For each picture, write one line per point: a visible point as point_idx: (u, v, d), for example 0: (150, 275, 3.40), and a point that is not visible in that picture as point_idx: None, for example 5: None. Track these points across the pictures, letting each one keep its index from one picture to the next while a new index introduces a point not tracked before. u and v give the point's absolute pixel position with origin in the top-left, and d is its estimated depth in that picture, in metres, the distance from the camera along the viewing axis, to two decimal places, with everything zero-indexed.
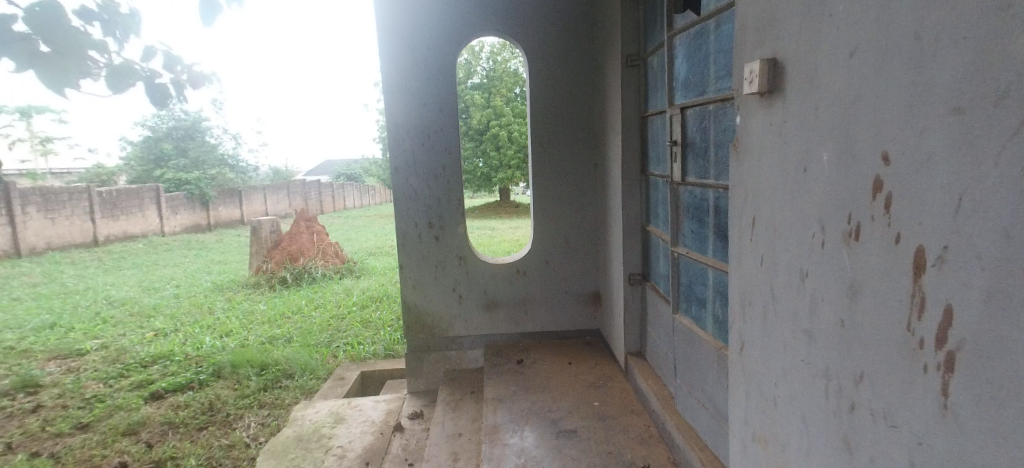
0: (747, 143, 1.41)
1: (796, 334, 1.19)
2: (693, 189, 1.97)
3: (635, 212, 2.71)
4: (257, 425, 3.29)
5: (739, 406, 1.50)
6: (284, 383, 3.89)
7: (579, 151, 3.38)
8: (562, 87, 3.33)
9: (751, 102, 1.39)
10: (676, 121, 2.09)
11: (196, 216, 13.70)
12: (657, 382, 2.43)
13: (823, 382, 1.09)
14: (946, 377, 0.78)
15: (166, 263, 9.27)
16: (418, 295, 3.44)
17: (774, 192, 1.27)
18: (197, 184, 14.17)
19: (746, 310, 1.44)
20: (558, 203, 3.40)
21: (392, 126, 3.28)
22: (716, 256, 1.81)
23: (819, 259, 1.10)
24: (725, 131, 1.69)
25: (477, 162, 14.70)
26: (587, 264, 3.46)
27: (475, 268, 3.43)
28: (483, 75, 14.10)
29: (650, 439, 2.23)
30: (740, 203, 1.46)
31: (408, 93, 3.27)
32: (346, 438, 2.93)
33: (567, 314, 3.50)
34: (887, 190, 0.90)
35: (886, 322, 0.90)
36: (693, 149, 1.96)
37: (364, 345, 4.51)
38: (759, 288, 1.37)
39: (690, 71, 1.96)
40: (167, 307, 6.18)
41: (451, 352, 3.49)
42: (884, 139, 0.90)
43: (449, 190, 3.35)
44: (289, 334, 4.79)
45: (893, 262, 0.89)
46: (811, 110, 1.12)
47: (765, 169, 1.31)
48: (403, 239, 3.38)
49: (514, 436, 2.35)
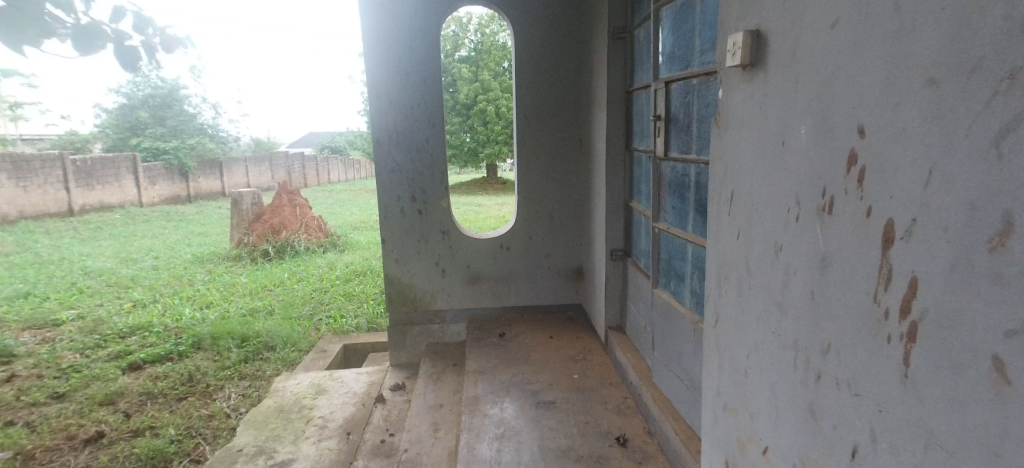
0: (728, 118, 1.41)
1: (769, 307, 1.21)
2: (676, 164, 1.97)
3: (619, 188, 2.71)
4: (237, 396, 3.28)
5: (712, 378, 1.53)
6: (265, 355, 3.86)
7: (565, 126, 3.35)
8: (549, 61, 3.28)
9: (733, 76, 1.38)
10: (661, 95, 2.08)
11: (176, 187, 13.33)
12: (636, 356, 2.47)
13: (792, 353, 1.12)
14: (907, 347, 0.80)
15: (144, 235, 9.08)
16: (401, 269, 3.42)
17: (751, 165, 1.28)
18: (175, 154, 13.81)
19: (721, 285, 1.46)
20: (541, 177, 3.39)
21: (374, 96, 3.22)
22: (695, 232, 1.82)
23: (794, 234, 1.11)
24: (708, 105, 1.69)
25: (464, 137, 14.51)
26: (571, 238, 3.47)
27: (458, 243, 3.41)
28: (471, 48, 13.88)
29: (627, 409, 2.28)
30: (719, 178, 1.46)
31: (390, 63, 3.19)
32: (327, 408, 2.91)
33: (549, 289, 3.51)
34: (861, 163, 0.90)
35: (854, 293, 0.92)
36: (676, 124, 1.95)
37: (347, 318, 4.45)
38: (734, 262, 1.38)
39: (675, 43, 1.94)
40: (144, 279, 6.08)
41: (434, 326, 3.49)
42: (859, 112, 0.91)
43: (433, 163, 3.31)
44: (270, 306, 4.73)
45: (863, 236, 0.90)
46: (791, 84, 1.12)
47: (745, 143, 1.31)
48: (386, 213, 3.35)
49: (494, 407, 2.37)
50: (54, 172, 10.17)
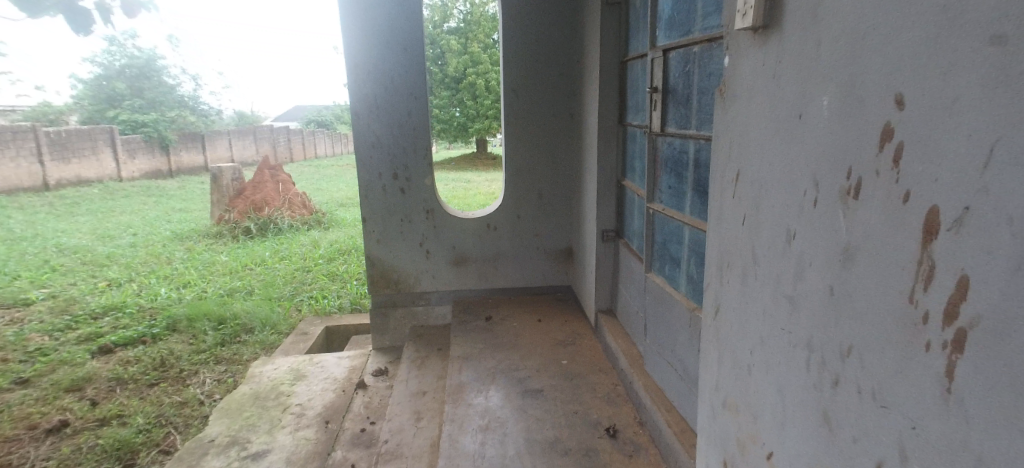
0: (735, 89, 1.26)
1: (778, 300, 1.09)
2: (673, 140, 1.83)
3: (611, 166, 2.57)
4: (212, 382, 3.15)
5: (710, 372, 1.42)
6: (243, 338, 3.71)
7: (555, 100, 3.18)
8: (539, 30, 3.09)
9: (741, 40, 1.23)
10: (658, 65, 1.92)
11: (156, 161, 12.92)
12: (628, 341, 2.37)
13: (804, 353, 1.00)
14: (952, 358, 0.68)
15: (122, 211, 8.79)
16: (383, 250, 3.27)
17: (760, 142, 1.15)
18: (154, 127, 13.37)
19: (723, 273, 1.34)
20: (530, 154, 3.23)
21: (352, 66, 3.01)
22: (693, 214, 1.69)
23: (809, 220, 0.99)
24: (711, 75, 1.54)
25: (453, 112, 14.14)
26: (561, 218, 3.33)
27: (443, 222, 3.26)
28: (460, 19, 13.51)
29: (618, 398, 2.19)
30: (723, 156, 1.33)
31: (370, 30, 2.98)
32: (305, 395, 2.79)
33: (538, 270, 3.39)
34: (898, 140, 0.77)
35: (885, 291, 0.79)
36: (674, 96, 1.81)
37: (329, 298, 4.29)
38: (738, 249, 1.26)
39: (675, 7, 1.78)
40: (120, 257, 5.88)
41: (418, 308, 3.36)
42: (897, 79, 0.77)
43: (416, 138, 3.12)
44: (250, 286, 4.56)
45: (896, 226, 0.77)
46: (811, 48, 0.97)
47: (754, 117, 1.17)
48: (367, 191, 3.17)
49: (479, 396, 2.27)
50: (26, 145, 9.78)
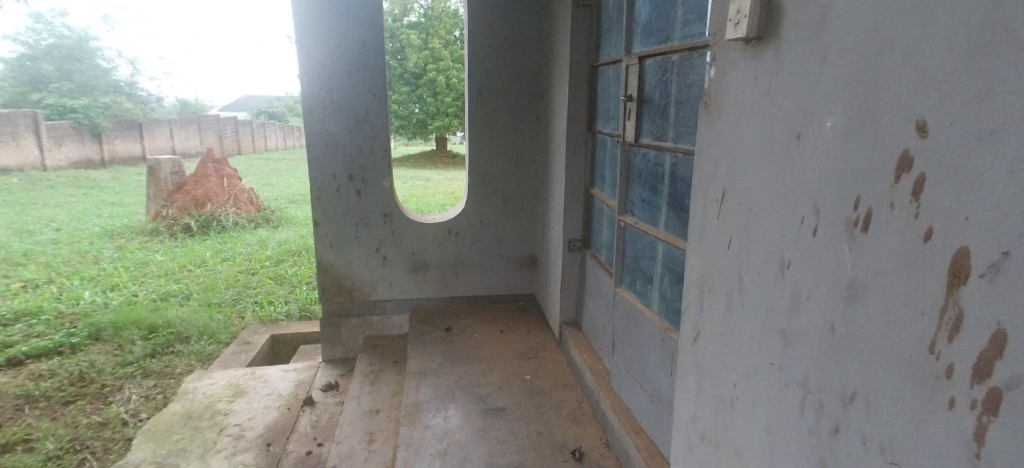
0: (723, 103, 1.19)
1: (769, 332, 1.01)
2: (647, 151, 1.76)
3: (579, 173, 2.48)
4: (138, 398, 2.87)
5: (688, 400, 1.35)
6: (177, 348, 3.41)
7: (521, 102, 3.06)
8: (506, 29, 2.97)
9: (733, 51, 1.15)
10: (633, 72, 1.84)
11: (86, 149, 11.98)
12: (593, 356, 2.28)
13: (799, 393, 0.93)
14: (984, 420, 0.60)
15: (46, 204, 8.06)
16: (336, 255, 3.07)
17: (751, 161, 1.07)
18: (85, 112, 12.39)
19: (705, 297, 1.26)
20: (494, 157, 3.11)
21: (305, 58, 2.80)
22: (669, 230, 1.62)
23: (807, 249, 0.91)
24: (691, 86, 1.47)
25: (412, 108, 13.77)
26: (525, 224, 3.22)
27: (402, 227, 3.09)
28: (421, 14, 13.24)
29: (583, 416, 2.10)
30: (708, 173, 1.25)
31: (325, 21, 2.78)
32: (245, 414, 2.57)
33: (501, 277, 3.27)
34: (918, 170, 0.69)
35: (899, 336, 0.72)
36: (650, 106, 1.73)
37: (276, 304, 4.02)
38: (723, 274, 1.18)
39: (653, 13, 1.70)
40: (40, 255, 5.36)
41: (373, 318, 3.17)
42: (920, 104, 0.69)
43: (373, 138, 2.94)
44: (187, 290, 4.23)
45: (914, 266, 0.70)
46: (815, 63, 0.90)
47: (745, 134, 1.10)
48: (319, 192, 2.96)
49: (437, 416, 2.13)
50: None
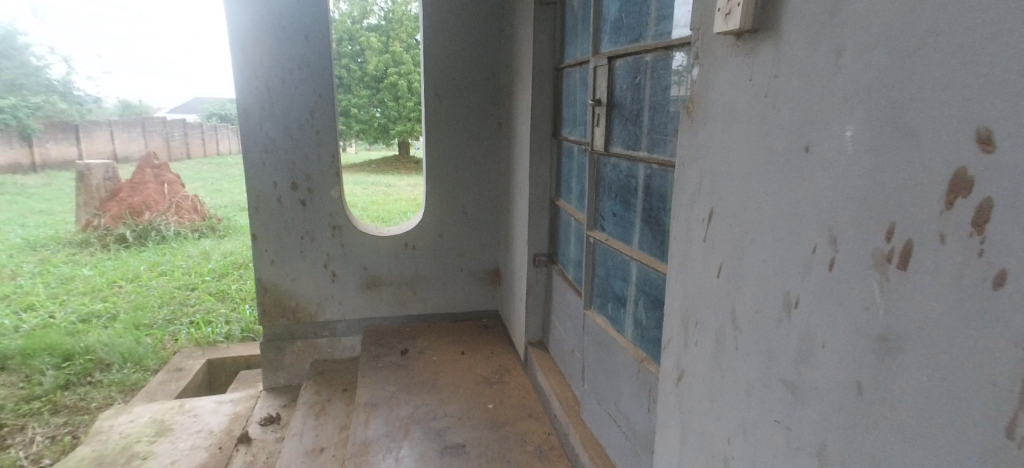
0: (710, 109, 1.02)
1: (772, 383, 0.85)
2: (618, 162, 1.59)
3: (544, 183, 2.30)
4: (43, 440, 2.57)
5: (670, 448, 1.18)
6: (95, 378, 3.08)
7: (481, 106, 2.87)
8: (465, 28, 2.77)
9: (721, 48, 0.99)
10: (601, 74, 1.68)
11: (15, 153, 11.12)
12: (561, 382, 2.10)
13: (813, 462, 0.76)
14: None
15: None
16: (278, 273, 2.79)
17: (746, 176, 0.91)
18: (14, 113, 11.47)
19: (690, 332, 1.09)
20: (453, 165, 2.90)
21: (239, 53, 2.52)
22: (644, 249, 1.45)
23: (820, 287, 0.75)
24: (666, 89, 1.31)
25: (373, 112, 13.32)
26: (487, 236, 3.02)
27: (352, 240, 2.84)
28: (381, 17, 12.98)
29: (550, 451, 1.91)
30: (692, 190, 1.09)
31: (262, 15, 2.51)
32: (168, 457, 2.27)
33: (461, 293, 3.06)
34: (981, 197, 0.53)
35: (956, 412, 0.55)
36: (620, 111, 1.56)
37: (215, 324, 3.68)
38: (713, 307, 1.01)
39: (623, 9, 1.54)
40: None
41: (320, 340, 2.90)
42: (981, 107, 0.53)
43: (319, 143, 2.68)
44: (114, 310, 3.84)
45: (978, 322, 0.53)
46: (827, 60, 0.74)
47: (738, 144, 0.93)
48: (258, 203, 2.69)
49: (387, 457, 1.89)
50: None
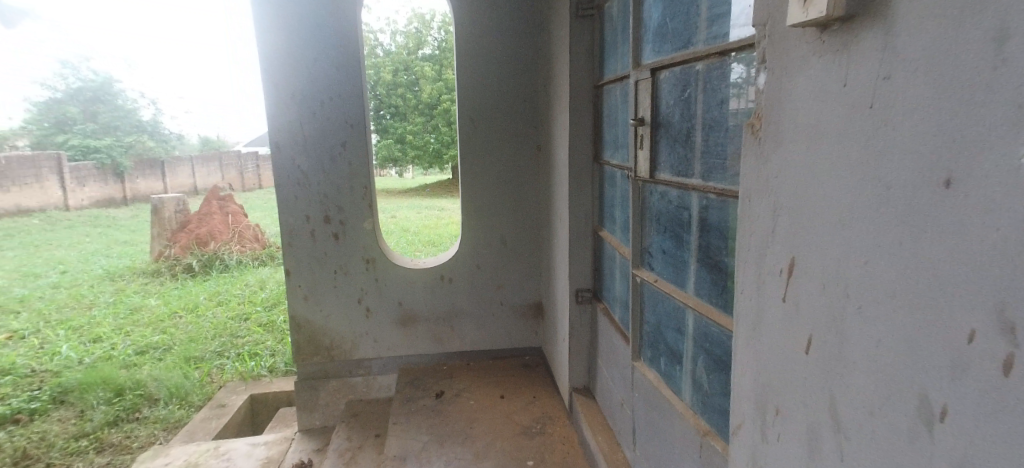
0: (784, 126, 0.77)
1: None
2: (667, 190, 1.34)
3: (586, 212, 2.07)
4: None
5: None
6: (143, 413, 3.12)
7: (519, 129, 2.69)
8: (499, 48, 2.61)
9: (796, 48, 0.74)
10: (644, 89, 1.44)
11: (110, 189, 12.21)
12: (609, 439, 1.83)
13: None
14: None
15: (60, 244, 8.07)
16: (312, 309, 2.70)
17: (846, 218, 0.64)
18: (109, 153, 12.63)
19: (770, 418, 0.82)
20: (490, 192, 2.72)
21: (270, 87, 2.48)
22: (701, 297, 1.19)
23: (981, 397, 0.47)
24: (722, 103, 1.06)
25: (428, 138, 13.57)
26: (528, 268, 2.81)
27: (387, 274, 2.71)
28: (434, 46, 13.33)
29: None
30: (762, 232, 0.83)
31: (294, 48, 2.47)
32: None
33: (502, 329, 2.85)
34: None
35: None
36: (667, 131, 1.32)
37: (260, 357, 3.68)
38: (802, 392, 0.74)
39: (667, 13, 1.31)
40: (36, 301, 5.21)
41: (356, 379, 2.78)
42: None
43: (352, 175, 2.59)
44: (169, 342, 3.93)
45: None
46: (976, 48, 0.47)
47: (828, 173, 0.67)
48: (291, 237, 2.61)
49: None
50: None
